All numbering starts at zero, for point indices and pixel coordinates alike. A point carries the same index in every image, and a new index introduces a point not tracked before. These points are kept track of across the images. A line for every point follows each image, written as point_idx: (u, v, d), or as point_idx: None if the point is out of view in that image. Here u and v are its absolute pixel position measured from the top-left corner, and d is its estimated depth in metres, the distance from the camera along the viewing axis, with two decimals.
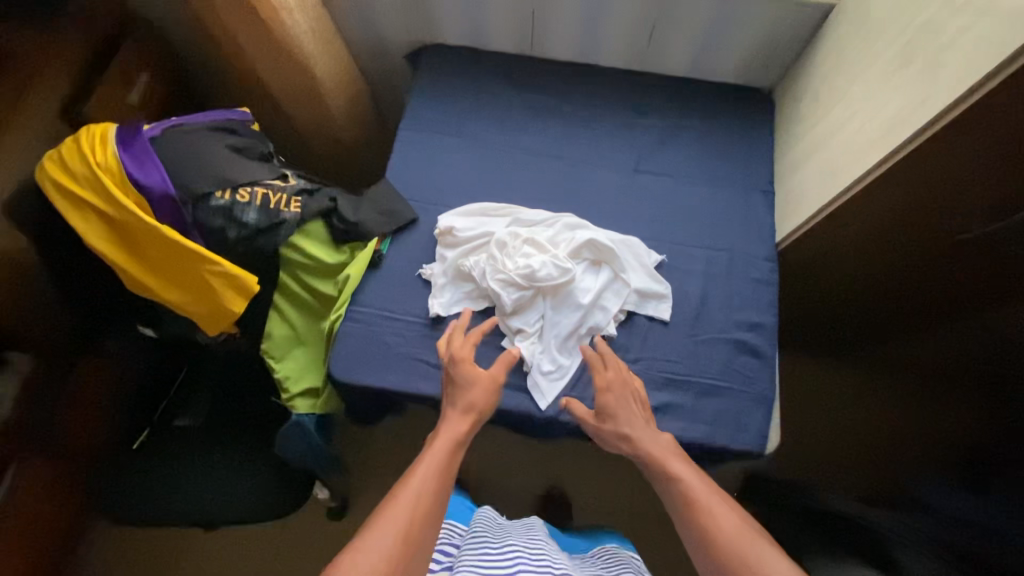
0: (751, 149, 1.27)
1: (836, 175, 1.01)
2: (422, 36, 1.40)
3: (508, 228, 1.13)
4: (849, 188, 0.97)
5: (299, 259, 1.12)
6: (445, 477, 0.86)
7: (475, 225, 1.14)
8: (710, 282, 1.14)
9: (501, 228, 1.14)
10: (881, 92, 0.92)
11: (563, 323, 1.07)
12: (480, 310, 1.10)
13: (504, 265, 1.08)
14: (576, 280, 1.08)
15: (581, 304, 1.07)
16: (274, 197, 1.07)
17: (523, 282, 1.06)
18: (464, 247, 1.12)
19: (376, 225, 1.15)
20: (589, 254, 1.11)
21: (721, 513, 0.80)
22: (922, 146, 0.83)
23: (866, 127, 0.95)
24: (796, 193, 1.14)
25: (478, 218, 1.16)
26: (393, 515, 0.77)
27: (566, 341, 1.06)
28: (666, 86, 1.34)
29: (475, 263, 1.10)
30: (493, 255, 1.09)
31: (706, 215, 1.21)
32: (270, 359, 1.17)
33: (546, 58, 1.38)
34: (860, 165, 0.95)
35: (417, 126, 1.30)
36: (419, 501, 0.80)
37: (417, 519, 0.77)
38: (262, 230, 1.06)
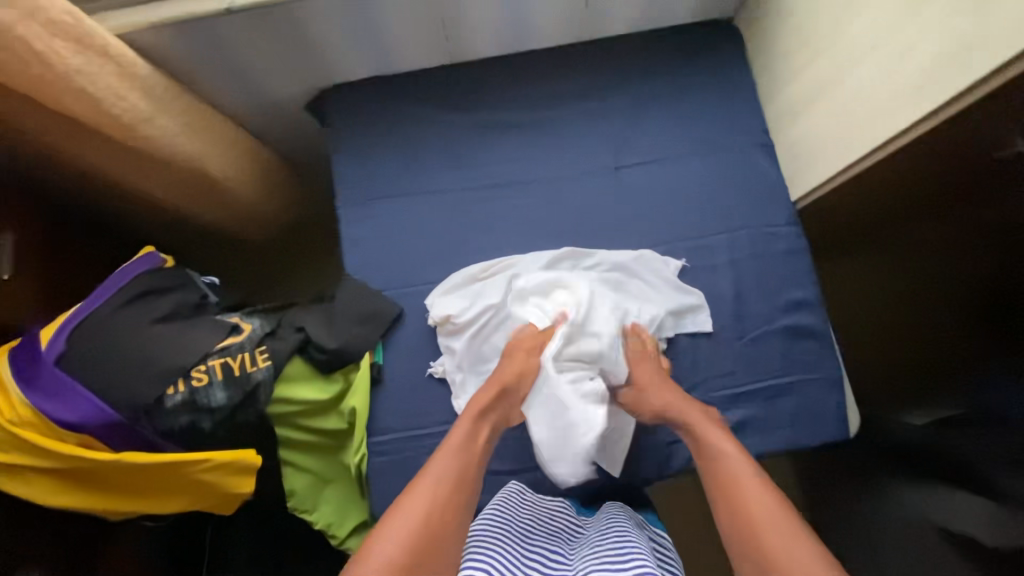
0: (734, 99, 1.10)
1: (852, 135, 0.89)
2: (318, 81, 1.14)
3: (511, 290, 0.99)
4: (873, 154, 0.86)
5: (293, 409, 0.96)
6: (470, 459, 0.79)
7: (472, 301, 0.98)
8: (741, 271, 1.03)
9: (503, 294, 0.99)
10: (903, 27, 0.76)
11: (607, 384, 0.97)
12: None
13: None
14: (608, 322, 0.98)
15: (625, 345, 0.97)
16: (236, 362, 0.88)
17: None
18: (470, 331, 0.97)
19: (363, 338, 0.98)
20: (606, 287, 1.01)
21: (758, 495, 0.71)
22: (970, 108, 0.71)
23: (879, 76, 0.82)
24: (804, 145, 1.00)
25: (471, 291, 1.00)
26: (404, 522, 0.69)
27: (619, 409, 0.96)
28: (618, 51, 1.14)
29: (490, 350, 0.98)
30: (505, 336, 0.98)
31: (712, 194, 1.06)
32: (304, 513, 1.04)
33: (470, 61, 1.15)
34: (884, 128, 0.83)
35: (357, 196, 1.09)
36: (440, 497, 0.72)
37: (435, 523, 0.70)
38: (239, 404, 0.88)
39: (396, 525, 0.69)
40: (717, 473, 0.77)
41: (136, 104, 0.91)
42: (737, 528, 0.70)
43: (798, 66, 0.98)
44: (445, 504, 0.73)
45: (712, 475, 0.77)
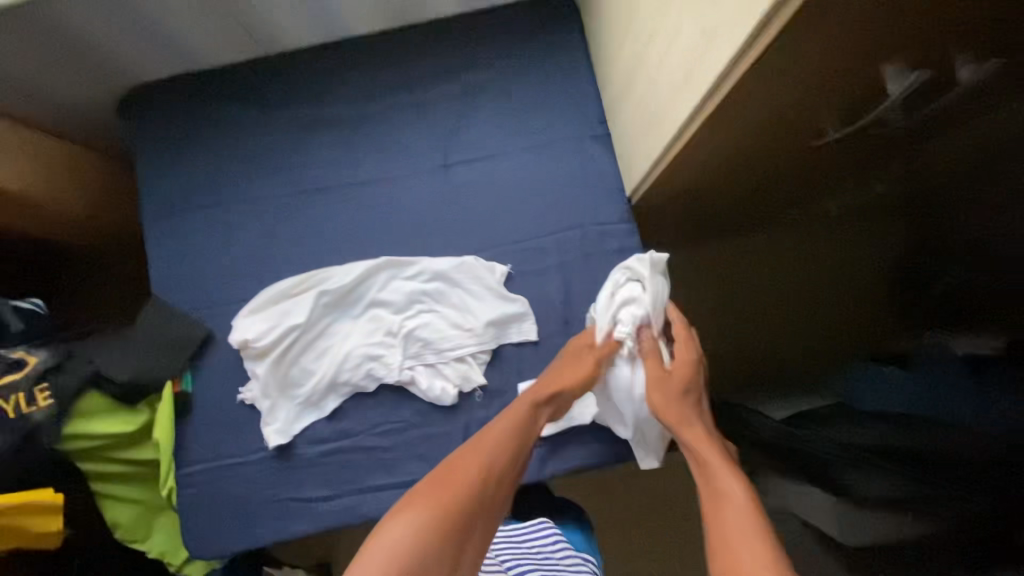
0: (567, 83, 1.01)
1: (653, 130, 0.80)
2: (120, 79, 1.05)
3: (319, 308, 0.93)
4: (670, 151, 0.78)
5: (94, 444, 0.91)
6: (512, 455, 0.78)
7: (276, 323, 0.92)
8: (571, 276, 0.96)
9: (309, 312, 0.92)
10: (661, 10, 0.67)
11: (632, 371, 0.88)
12: (329, 414, 0.94)
13: (331, 366, 0.92)
14: (428, 336, 0.94)
15: (448, 358, 0.93)
16: (9, 403, 0.83)
17: (364, 383, 0.93)
18: (273, 357, 0.91)
19: (162, 366, 0.92)
20: (426, 299, 0.95)
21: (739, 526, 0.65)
22: (717, 110, 0.63)
23: (657, 67, 0.73)
24: (628, 136, 0.92)
25: (277, 312, 0.93)
26: (441, 493, 0.70)
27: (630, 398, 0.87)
28: (446, 33, 1.04)
29: (299, 375, 0.92)
30: (315, 359, 0.93)
31: (542, 191, 0.99)
32: (134, 544, 1.01)
33: (285, 51, 1.06)
34: (670, 124, 0.74)
35: (165, 209, 1.01)
36: (485, 467, 0.75)
37: (478, 491, 0.72)
38: (17, 448, 0.84)
39: (450, 491, 0.70)
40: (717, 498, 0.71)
41: None
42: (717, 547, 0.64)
43: (614, 48, 0.89)
44: (484, 499, 0.73)
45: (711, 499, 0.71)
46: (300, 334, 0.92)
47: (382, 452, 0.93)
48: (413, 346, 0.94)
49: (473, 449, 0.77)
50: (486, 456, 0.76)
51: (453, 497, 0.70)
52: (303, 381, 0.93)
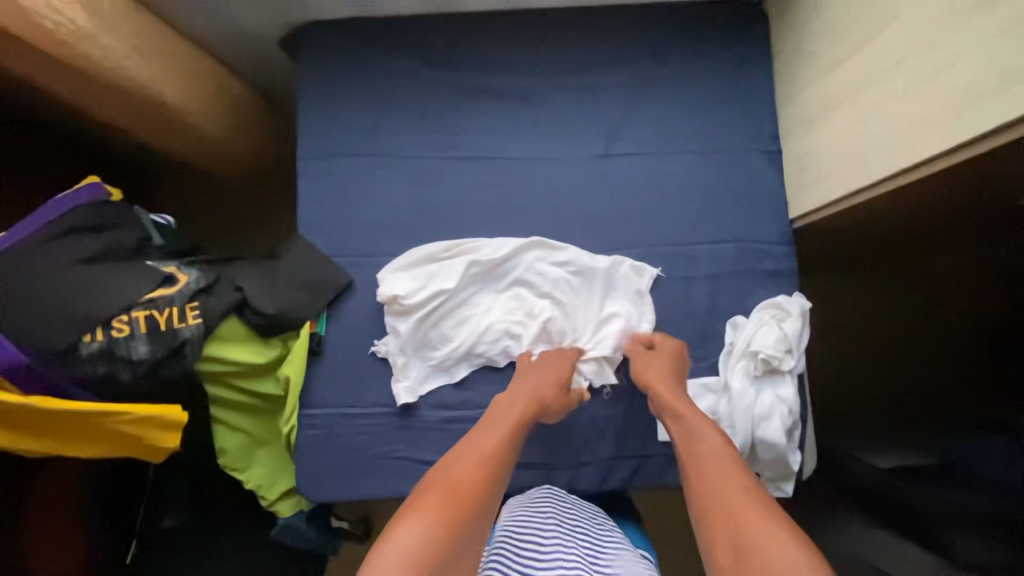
0: (745, 94, 0.99)
1: (858, 161, 0.79)
2: (291, 12, 1.03)
3: (467, 275, 0.93)
4: (877, 185, 0.76)
5: (224, 369, 0.92)
6: (506, 461, 0.69)
7: (423, 285, 0.92)
8: (719, 288, 0.95)
9: (459, 277, 0.92)
10: (943, 39, 0.65)
11: (758, 392, 0.84)
12: (457, 381, 0.94)
13: (469, 336, 0.92)
14: (565, 325, 0.94)
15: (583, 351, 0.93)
16: (162, 316, 0.83)
17: (497, 358, 0.93)
18: (415, 316, 0.92)
19: (304, 306, 0.92)
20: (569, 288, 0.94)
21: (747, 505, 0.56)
22: (991, 152, 0.61)
23: (902, 97, 0.71)
24: (812, 158, 0.89)
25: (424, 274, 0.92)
26: (444, 491, 0.60)
27: (748, 416, 0.83)
28: (627, 23, 1.01)
29: (436, 339, 0.93)
30: (453, 325, 0.93)
31: (702, 198, 0.97)
32: (234, 473, 1.01)
33: (459, 11, 1.03)
34: (895, 158, 0.73)
35: (319, 150, 1.00)
36: (488, 465, 0.66)
37: (485, 489, 0.63)
38: (163, 360, 0.84)
39: (444, 493, 0.60)
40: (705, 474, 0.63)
41: (72, 20, 0.81)
42: (722, 537, 0.55)
43: (818, 66, 0.87)
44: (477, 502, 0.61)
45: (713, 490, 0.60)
46: (446, 299, 0.92)
47: None
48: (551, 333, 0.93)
49: (466, 453, 0.68)
50: (491, 451, 0.68)
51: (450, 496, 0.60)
52: (440, 345, 0.93)
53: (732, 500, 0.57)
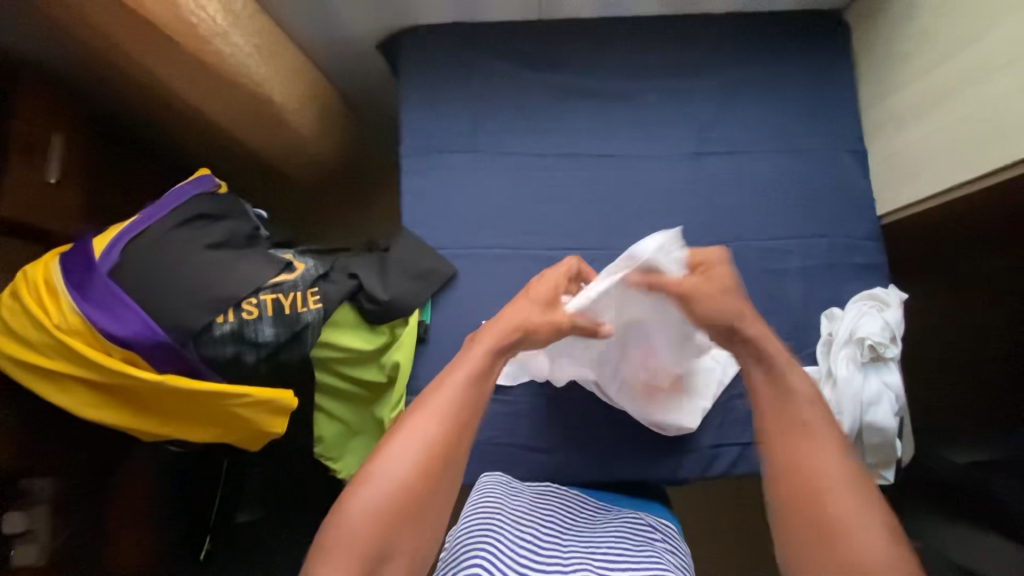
0: (830, 98, 1.04)
1: (942, 163, 0.85)
2: (396, 18, 1.08)
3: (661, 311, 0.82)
4: (948, 191, 0.85)
5: (333, 354, 0.94)
6: (472, 421, 0.67)
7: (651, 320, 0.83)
8: (811, 281, 0.98)
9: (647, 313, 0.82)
10: None
11: (865, 377, 0.87)
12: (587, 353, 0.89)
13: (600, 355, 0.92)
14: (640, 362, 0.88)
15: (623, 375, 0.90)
16: (286, 300, 0.86)
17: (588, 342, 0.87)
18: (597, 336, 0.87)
19: (413, 294, 0.95)
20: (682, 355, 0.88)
21: (839, 479, 0.60)
22: None
23: (983, 107, 0.78)
24: (902, 157, 0.94)
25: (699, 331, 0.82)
26: (378, 487, 0.61)
27: (858, 400, 0.85)
28: (716, 31, 1.07)
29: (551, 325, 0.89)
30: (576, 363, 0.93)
31: (790, 195, 1.01)
32: (328, 461, 1.02)
33: (557, 19, 1.08)
34: (964, 167, 0.82)
35: (423, 146, 1.04)
36: (442, 440, 0.64)
37: (430, 475, 0.63)
38: (284, 343, 0.86)
39: (399, 472, 0.62)
40: (783, 436, 0.64)
41: (212, 17, 0.86)
42: (801, 516, 0.59)
43: (908, 72, 0.92)
44: (441, 477, 0.64)
45: (791, 458, 0.63)
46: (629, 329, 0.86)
47: (606, 415, 0.95)
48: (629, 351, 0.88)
49: (428, 415, 0.65)
50: (449, 424, 0.65)
51: (406, 484, 0.62)
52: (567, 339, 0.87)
53: (820, 488, 0.59)
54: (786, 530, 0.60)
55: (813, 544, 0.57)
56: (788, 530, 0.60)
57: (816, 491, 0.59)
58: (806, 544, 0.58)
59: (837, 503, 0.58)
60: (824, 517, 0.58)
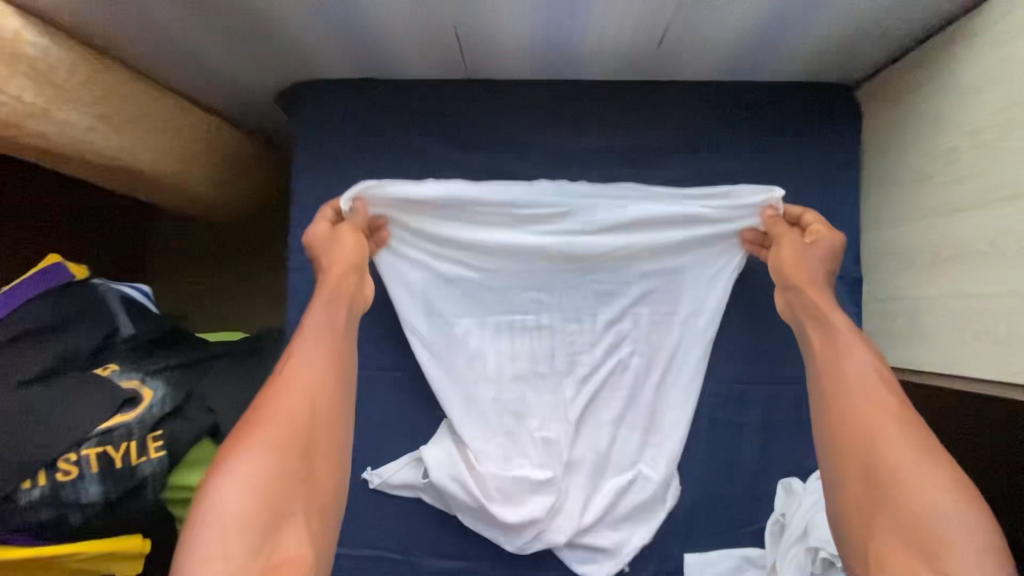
0: (825, 206, 0.82)
1: (951, 339, 0.65)
2: (291, 71, 0.86)
3: (638, 294, 0.80)
4: (958, 380, 0.64)
5: (192, 496, 0.80)
6: (347, 358, 0.67)
7: (620, 302, 0.80)
8: (772, 439, 0.80)
9: (609, 291, 0.80)
10: None
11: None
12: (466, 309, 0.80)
13: (560, 342, 0.80)
14: (596, 352, 0.80)
15: (587, 347, 0.80)
16: (117, 452, 0.71)
17: (586, 304, 0.81)
18: (536, 265, 0.80)
19: None
20: (639, 357, 0.80)
21: (900, 440, 0.57)
22: None
23: (1015, 293, 0.57)
24: (903, 308, 0.73)
25: (676, 319, 0.80)
26: (268, 426, 0.58)
27: None
28: (689, 107, 0.84)
29: (425, 262, 0.79)
30: (460, 359, 0.80)
31: (761, 329, 0.82)
32: None
33: (490, 79, 0.86)
34: (985, 362, 0.61)
35: None
36: (321, 376, 0.63)
37: (320, 417, 0.62)
38: (119, 500, 0.72)
39: (286, 412, 0.59)
40: (846, 419, 0.60)
41: (18, 98, 0.66)
42: (859, 472, 0.58)
43: (925, 200, 0.70)
44: (330, 422, 0.63)
45: (835, 407, 0.62)
46: (640, 278, 0.80)
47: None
48: (612, 318, 0.80)
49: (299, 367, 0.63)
50: (322, 366, 0.64)
51: (291, 416, 0.59)
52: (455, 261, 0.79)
53: (883, 435, 0.57)
54: (845, 495, 0.58)
55: (871, 494, 0.56)
56: (844, 500, 0.58)
57: (878, 443, 0.57)
58: (867, 495, 0.56)
59: (897, 451, 0.56)
60: (883, 464, 0.56)
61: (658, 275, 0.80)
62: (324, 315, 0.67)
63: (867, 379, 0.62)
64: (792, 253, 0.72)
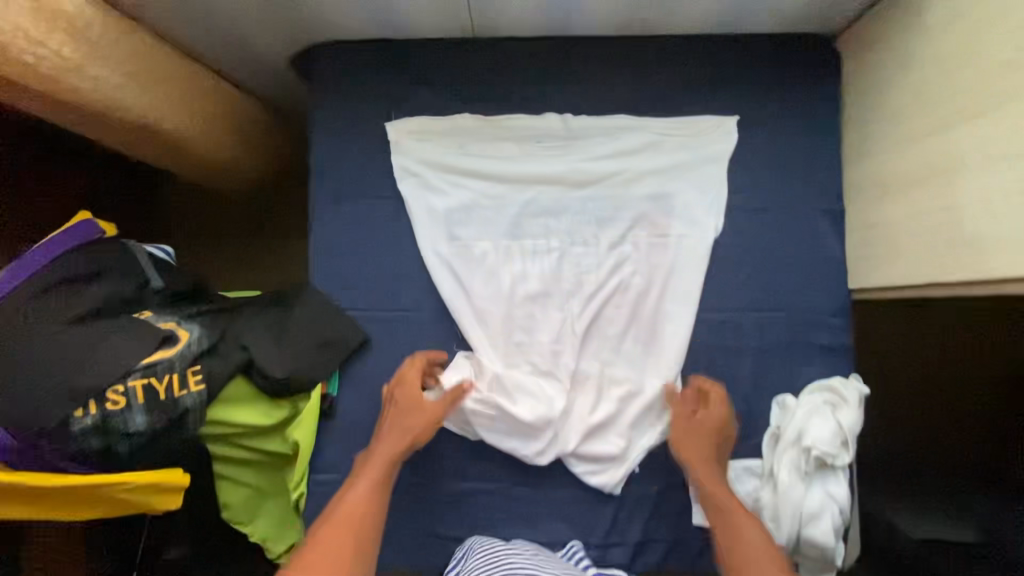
0: (811, 146, 0.88)
1: (923, 253, 0.72)
2: (307, 32, 0.91)
3: (636, 218, 0.89)
4: (937, 286, 0.71)
5: (227, 431, 0.85)
6: (382, 502, 0.75)
7: (620, 226, 0.89)
8: (766, 361, 0.87)
9: (611, 215, 0.89)
10: None
11: (808, 488, 0.77)
12: (478, 223, 0.89)
13: (569, 262, 0.89)
14: (602, 269, 0.89)
15: (593, 267, 0.89)
16: (161, 384, 0.76)
17: (589, 230, 0.89)
18: (543, 189, 0.90)
19: (315, 368, 0.85)
20: (641, 275, 0.89)
21: None
22: None
23: (985, 197, 0.63)
24: (881, 232, 0.80)
25: (671, 238, 0.89)
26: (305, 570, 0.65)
27: (797, 515, 0.77)
28: (683, 58, 0.90)
29: (448, 188, 0.90)
30: (477, 273, 0.88)
31: (754, 261, 0.88)
32: (239, 526, 0.97)
33: (496, 36, 0.92)
34: (961, 265, 0.67)
35: (335, 190, 0.91)
36: (360, 528, 0.71)
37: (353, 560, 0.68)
38: (163, 430, 0.77)
39: (330, 547, 0.68)
40: None
41: (58, 52, 0.71)
42: None
43: (896, 131, 0.77)
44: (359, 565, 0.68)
45: None
46: (638, 202, 0.89)
47: (529, 503, 0.87)
48: (615, 240, 0.89)
49: (339, 521, 0.71)
50: (357, 522, 0.71)
51: (338, 551, 0.68)
52: (467, 180, 0.90)
53: None
54: None
55: None
56: None
57: None
58: None
59: None
60: None
61: (651, 201, 0.89)
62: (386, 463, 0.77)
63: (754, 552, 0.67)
64: (682, 432, 0.81)
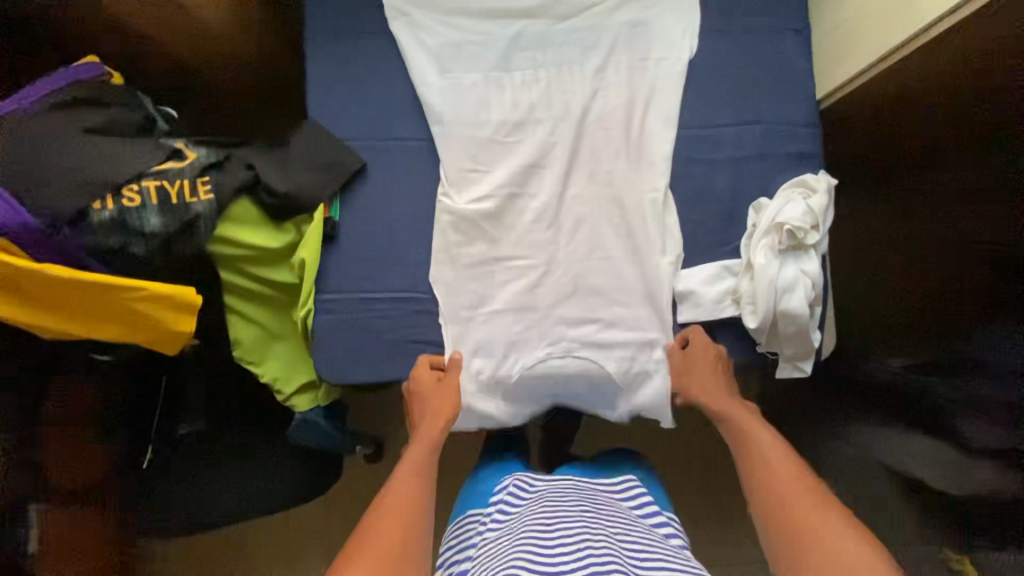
0: None
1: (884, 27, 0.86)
2: None
3: (617, 44, 0.95)
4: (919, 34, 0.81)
5: (233, 251, 0.88)
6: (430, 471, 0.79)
7: (602, 52, 0.95)
8: (744, 170, 0.92)
9: (592, 42, 0.95)
10: None
11: (783, 265, 0.83)
12: (470, 56, 0.95)
13: (555, 88, 0.94)
14: (587, 93, 0.94)
15: (579, 92, 0.94)
16: (172, 188, 0.82)
17: (573, 57, 0.95)
18: (530, 21, 0.96)
19: (317, 188, 0.90)
20: (623, 97, 0.94)
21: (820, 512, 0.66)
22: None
23: None
24: (845, 31, 0.92)
25: (652, 62, 0.94)
26: (375, 532, 0.68)
27: (773, 288, 0.82)
28: None
29: (438, 27, 0.96)
30: (469, 100, 0.94)
31: (728, 79, 0.94)
32: (248, 366, 0.97)
33: None
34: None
35: (333, 32, 0.96)
36: (413, 489, 0.75)
37: (412, 517, 0.71)
38: (174, 234, 0.82)
39: (391, 516, 0.70)
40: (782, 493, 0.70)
41: None
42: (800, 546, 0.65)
43: None
44: (418, 517, 0.71)
45: (769, 491, 0.72)
46: (617, 29, 0.95)
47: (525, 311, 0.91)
48: (597, 67, 0.95)
49: (397, 485, 0.75)
50: (408, 485, 0.75)
51: (400, 522, 0.70)
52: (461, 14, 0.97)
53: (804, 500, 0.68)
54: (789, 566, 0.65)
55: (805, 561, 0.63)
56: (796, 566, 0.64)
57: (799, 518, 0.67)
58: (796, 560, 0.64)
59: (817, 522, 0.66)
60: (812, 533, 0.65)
61: (631, 27, 0.95)
62: (426, 440, 0.83)
63: (781, 461, 0.74)
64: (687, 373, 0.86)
